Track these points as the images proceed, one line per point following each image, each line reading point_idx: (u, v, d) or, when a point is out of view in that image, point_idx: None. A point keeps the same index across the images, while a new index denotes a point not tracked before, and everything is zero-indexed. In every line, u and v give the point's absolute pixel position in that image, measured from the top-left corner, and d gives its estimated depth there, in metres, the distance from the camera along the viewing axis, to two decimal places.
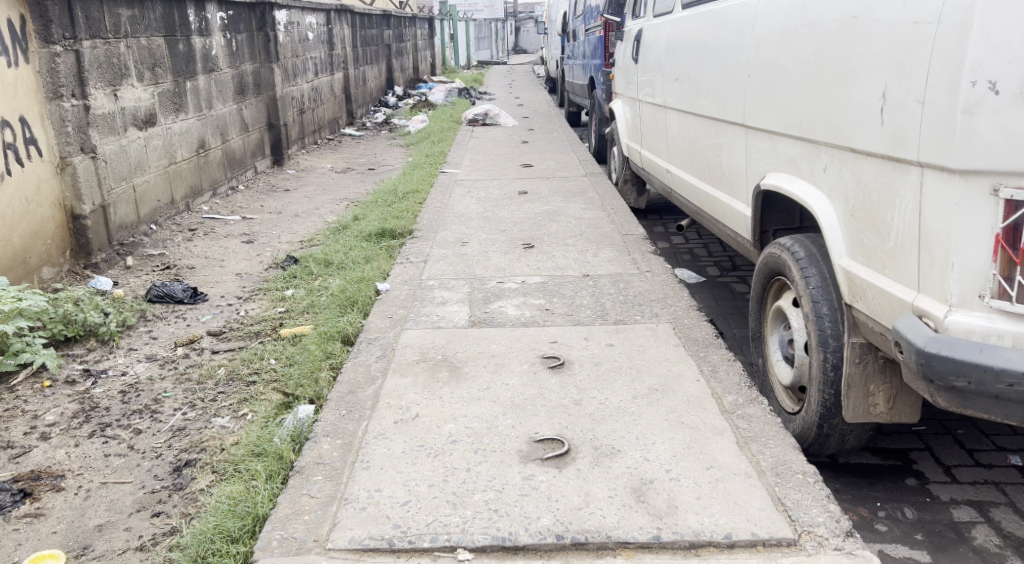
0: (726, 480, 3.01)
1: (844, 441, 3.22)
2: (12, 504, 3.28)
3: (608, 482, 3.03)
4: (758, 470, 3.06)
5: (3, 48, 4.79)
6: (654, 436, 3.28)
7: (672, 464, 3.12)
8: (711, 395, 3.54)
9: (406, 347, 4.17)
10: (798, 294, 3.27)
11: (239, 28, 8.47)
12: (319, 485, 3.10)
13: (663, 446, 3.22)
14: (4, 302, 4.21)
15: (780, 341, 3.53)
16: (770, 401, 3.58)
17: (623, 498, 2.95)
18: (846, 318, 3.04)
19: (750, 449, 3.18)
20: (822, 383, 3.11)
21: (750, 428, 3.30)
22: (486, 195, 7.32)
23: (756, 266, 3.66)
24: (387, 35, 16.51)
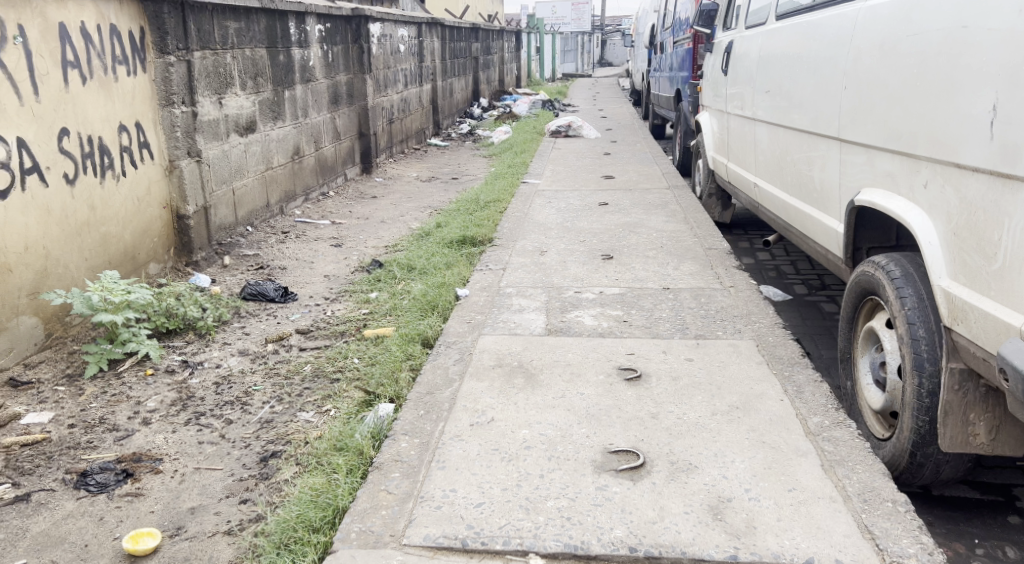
0: (810, 503, 2.96)
1: (938, 471, 3.11)
2: (115, 483, 3.44)
3: (686, 498, 3.00)
4: (844, 496, 2.99)
5: (123, 58, 5.06)
6: (734, 454, 3.24)
7: (752, 483, 3.07)
8: (796, 416, 3.47)
9: (483, 352, 4.21)
10: (892, 315, 3.19)
11: (335, 40, 8.69)
12: (396, 482, 3.15)
13: (744, 465, 3.17)
14: (115, 295, 4.40)
15: (872, 363, 3.44)
16: (858, 425, 3.49)
17: (699, 515, 2.92)
18: (945, 342, 2.94)
19: (836, 473, 3.11)
20: (916, 410, 3.03)
21: (836, 452, 3.23)
22: (567, 206, 7.34)
23: (848, 284, 3.58)
24: (475, 47, 16.72)
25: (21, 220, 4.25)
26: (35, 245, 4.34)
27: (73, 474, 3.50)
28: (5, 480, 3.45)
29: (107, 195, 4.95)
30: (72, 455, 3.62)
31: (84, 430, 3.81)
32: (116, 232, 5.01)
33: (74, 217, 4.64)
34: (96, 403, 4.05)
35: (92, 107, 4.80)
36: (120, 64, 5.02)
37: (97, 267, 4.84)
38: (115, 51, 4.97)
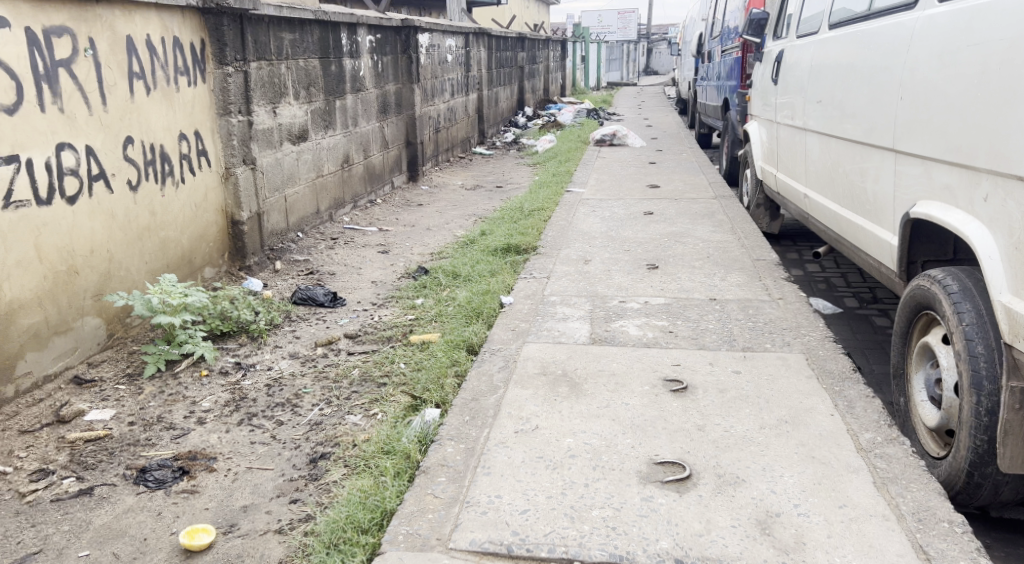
0: (862, 521, 2.93)
1: (996, 492, 3.07)
2: (172, 480, 3.53)
3: (732, 511, 3.00)
4: (897, 514, 2.96)
5: (184, 69, 5.21)
6: (782, 468, 3.22)
7: (801, 499, 3.05)
8: (847, 431, 3.44)
9: (527, 359, 4.24)
10: (949, 331, 3.15)
11: (385, 50, 8.80)
12: (442, 486, 3.19)
13: (793, 480, 3.15)
14: (173, 297, 4.52)
15: (927, 380, 3.40)
16: (912, 443, 3.44)
17: (747, 529, 2.91)
18: (1006, 360, 2.91)
19: (889, 491, 3.08)
20: (974, 428, 2.99)
21: (889, 469, 3.19)
22: (611, 215, 7.34)
23: (903, 298, 3.54)
24: (521, 57, 16.79)
25: (88, 225, 4.42)
26: (100, 248, 4.51)
27: (133, 470, 3.60)
28: (69, 473, 3.58)
29: (167, 201, 5.09)
30: (131, 452, 3.73)
31: (143, 427, 3.92)
32: (174, 236, 5.15)
33: (136, 222, 4.80)
34: (154, 402, 4.15)
35: (155, 116, 4.96)
36: (181, 74, 5.17)
37: (156, 270, 4.99)
38: (177, 62, 5.12)
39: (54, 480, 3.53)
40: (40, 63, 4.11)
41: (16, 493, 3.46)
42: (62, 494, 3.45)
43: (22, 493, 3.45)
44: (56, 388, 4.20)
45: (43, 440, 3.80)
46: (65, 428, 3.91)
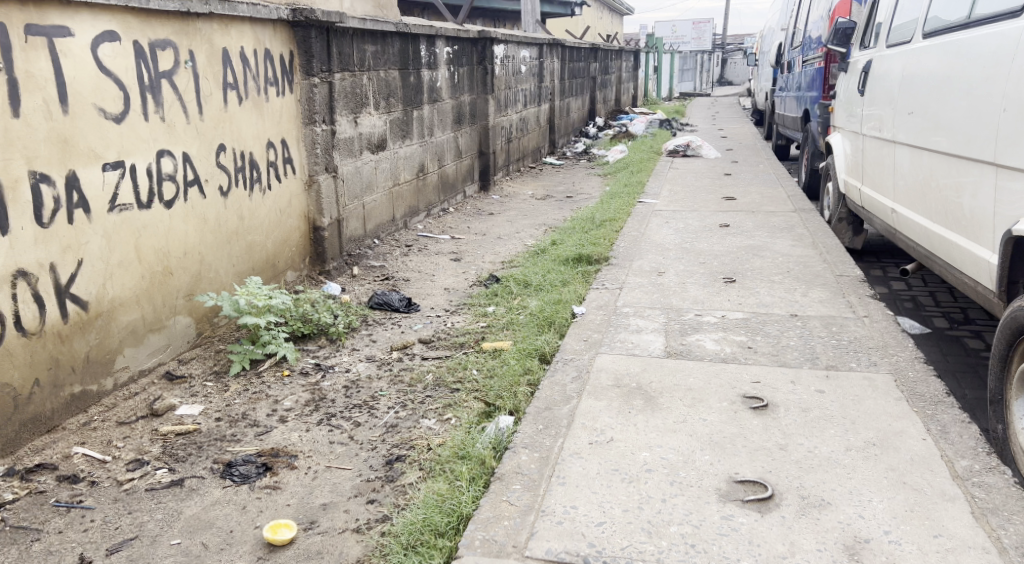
0: (958, 552, 2.84)
1: None
2: (256, 475, 3.67)
3: (817, 534, 2.94)
4: (998, 547, 2.86)
5: (274, 79, 5.36)
6: (871, 492, 3.14)
7: (892, 526, 2.97)
8: (941, 458, 3.34)
9: (601, 370, 4.23)
10: None
11: (462, 61, 8.89)
12: (518, 494, 3.23)
13: (882, 505, 3.07)
14: (259, 299, 4.68)
15: None
16: (1011, 472, 3.31)
17: (834, 553, 2.85)
18: None
19: (988, 522, 2.97)
20: None
21: (987, 499, 3.08)
22: (686, 226, 7.28)
23: (1003, 320, 3.43)
24: (593, 67, 16.78)
25: (182, 227, 4.59)
26: (193, 250, 4.68)
27: (220, 464, 3.76)
28: (161, 464, 3.76)
29: (255, 206, 5.25)
30: (219, 446, 3.89)
31: (229, 423, 4.08)
32: (260, 241, 5.31)
33: (225, 226, 4.95)
34: (239, 399, 4.31)
35: (246, 125, 5.12)
36: (271, 85, 5.32)
37: (242, 272, 5.15)
38: (267, 73, 5.28)
39: (148, 470, 3.71)
40: (145, 75, 4.29)
41: (113, 480, 3.64)
42: (155, 484, 3.63)
43: (120, 481, 3.63)
44: (151, 382, 4.39)
45: (138, 432, 3.99)
46: (157, 421, 4.09)
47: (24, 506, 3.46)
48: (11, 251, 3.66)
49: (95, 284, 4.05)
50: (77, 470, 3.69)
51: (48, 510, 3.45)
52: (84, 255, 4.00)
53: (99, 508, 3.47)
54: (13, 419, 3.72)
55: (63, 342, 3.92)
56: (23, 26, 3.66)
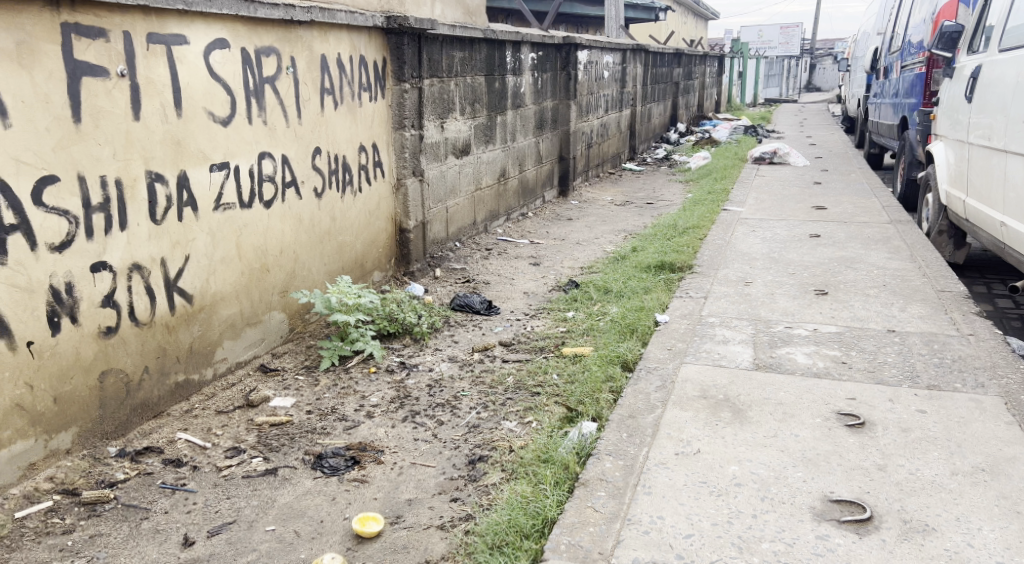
0: None
1: None
2: (344, 468, 3.76)
3: (921, 561, 2.83)
4: None
5: (367, 85, 5.46)
6: (980, 520, 3.01)
7: (1004, 556, 2.84)
8: None
9: (686, 381, 4.16)
10: None
11: (546, 67, 8.90)
12: (603, 501, 3.24)
13: (993, 534, 2.94)
14: (348, 297, 4.78)
15: None
16: None
17: None
18: None
19: None
20: None
21: None
22: (773, 235, 7.13)
23: None
24: (676, 73, 16.59)
25: (280, 227, 4.71)
26: (288, 249, 4.80)
27: (311, 456, 3.86)
28: (257, 453, 3.87)
29: (347, 208, 5.35)
30: (310, 438, 3.99)
31: (319, 417, 4.18)
32: (351, 241, 5.42)
33: (319, 226, 5.06)
34: (328, 393, 4.41)
35: (341, 130, 5.22)
36: (365, 90, 5.42)
37: (333, 271, 5.26)
38: (361, 79, 5.38)
39: (245, 458, 3.83)
40: (251, 80, 4.41)
41: (213, 466, 3.77)
42: (252, 471, 3.74)
43: (219, 467, 3.76)
44: (247, 374, 4.55)
45: (235, 421, 4.13)
46: (253, 411, 4.22)
47: (133, 486, 3.61)
48: (128, 246, 3.82)
49: (199, 279, 4.21)
50: (180, 455, 3.84)
51: (155, 491, 3.60)
52: (191, 251, 4.15)
53: (201, 492, 3.60)
54: (125, 403, 3.89)
55: (169, 333, 4.09)
56: (145, 34, 3.81)
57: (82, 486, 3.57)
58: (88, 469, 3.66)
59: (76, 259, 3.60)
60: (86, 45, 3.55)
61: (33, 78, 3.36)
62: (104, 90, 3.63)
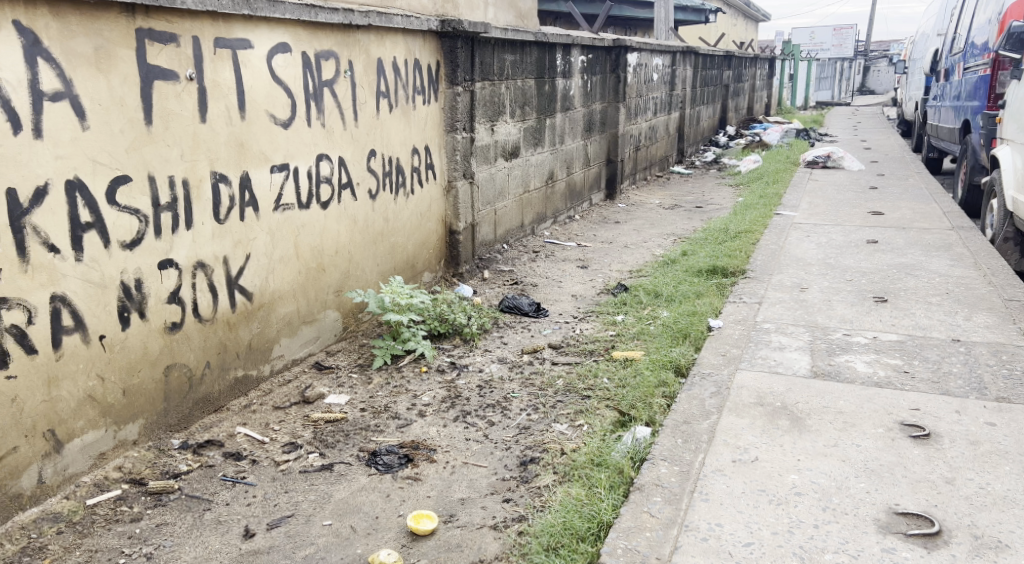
0: None
1: None
2: (398, 466, 3.79)
3: None
4: None
5: (421, 88, 5.50)
6: None
7: None
8: None
9: (742, 388, 4.12)
10: None
11: (595, 70, 8.87)
12: (659, 506, 3.22)
13: None
14: (401, 298, 4.83)
15: None
16: None
17: None
18: None
19: None
20: None
21: None
22: (829, 241, 7.02)
23: None
24: (726, 75, 16.44)
25: (336, 227, 4.77)
26: (344, 249, 4.86)
27: (366, 452, 3.90)
28: (313, 449, 3.92)
29: (400, 208, 5.39)
30: (364, 436, 4.03)
31: (373, 414, 4.23)
32: (403, 242, 5.47)
33: (373, 227, 5.11)
34: (381, 392, 4.45)
35: (396, 132, 5.26)
36: (418, 93, 5.46)
37: (386, 272, 5.31)
38: (416, 82, 5.42)
39: (302, 453, 3.89)
40: (311, 84, 4.47)
41: (271, 460, 3.83)
42: (309, 467, 3.79)
43: (277, 461, 3.82)
44: (302, 370, 4.61)
45: (292, 417, 4.19)
46: (309, 408, 4.28)
47: (196, 478, 3.69)
48: (193, 244, 3.90)
49: (259, 278, 4.28)
50: (239, 448, 3.90)
51: (217, 483, 3.67)
52: (252, 250, 4.22)
53: (260, 485, 3.66)
54: (188, 397, 3.97)
55: (230, 330, 4.16)
56: (213, 39, 3.88)
57: (148, 476, 3.65)
58: (153, 460, 3.75)
59: (145, 257, 3.68)
60: (159, 50, 3.64)
61: (109, 81, 3.44)
62: (173, 93, 3.71)
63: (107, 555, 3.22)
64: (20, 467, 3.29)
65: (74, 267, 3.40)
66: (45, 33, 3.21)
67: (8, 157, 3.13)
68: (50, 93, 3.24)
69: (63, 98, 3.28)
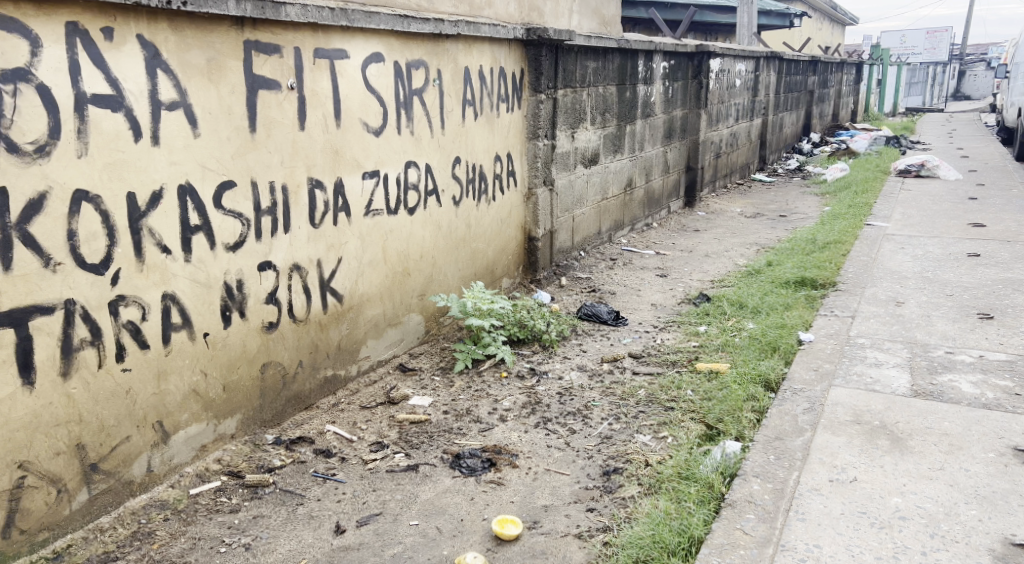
0: None
1: None
2: (481, 469, 3.80)
3: None
4: None
5: (505, 96, 5.52)
6: None
7: None
8: None
9: (837, 405, 3.99)
10: None
11: (677, 76, 8.76)
12: (752, 523, 3.15)
13: None
14: (483, 303, 4.84)
15: None
16: None
17: None
18: None
19: None
20: None
21: None
22: (926, 253, 6.78)
23: None
24: (811, 81, 16.07)
25: (422, 232, 4.82)
26: (428, 254, 4.90)
27: (449, 455, 3.92)
28: (399, 449, 3.96)
29: (482, 214, 5.41)
30: (447, 438, 4.05)
31: (455, 417, 4.24)
32: (483, 248, 5.48)
33: (456, 233, 5.14)
34: (462, 396, 4.46)
35: (480, 139, 5.29)
36: (502, 101, 5.48)
37: (467, 277, 5.34)
38: (500, 90, 5.44)
39: (388, 453, 3.92)
40: (401, 92, 4.51)
41: (359, 459, 3.88)
42: (395, 466, 3.83)
43: (365, 460, 3.87)
44: (387, 372, 4.66)
45: (378, 417, 4.23)
46: (394, 408, 4.32)
47: (289, 473, 3.76)
48: (290, 247, 3.98)
49: (349, 281, 4.34)
50: (329, 446, 3.96)
51: (308, 478, 3.73)
52: (344, 253, 4.28)
53: (349, 482, 3.71)
54: (281, 394, 4.06)
55: (322, 331, 4.23)
56: (312, 49, 3.96)
57: (245, 470, 3.74)
58: (250, 454, 3.84)
59: (247, 259, 3.77)
60: (264, 61, 3.73)
61: (220, 91, 3.55)
62: (275, 103, 3.79)
63: (209, 544, 3.31)
64: (131, 456, 3.40)
65: (183, 268, 3.51)
66: (164, 45, 3.33)
67: (128, 163, 3.25)
68: (167, 103, 3.35)
69: (179, 107, 3.39)
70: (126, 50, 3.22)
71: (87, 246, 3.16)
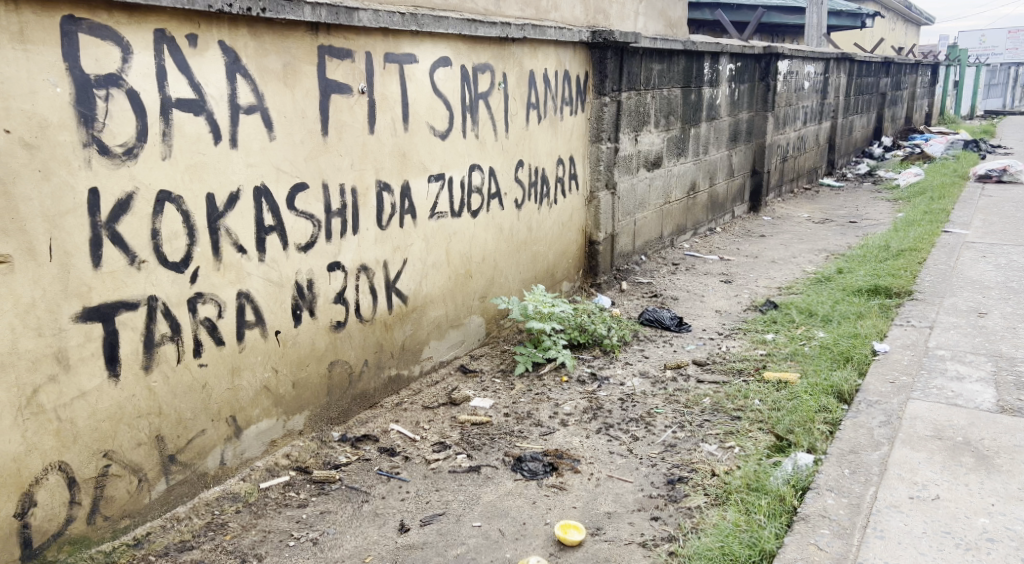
0: None
1: None
2: (543, 473, 3.76)
3: None
4: None
5: (569, 98, 5.47)
6: None
7: None
8: None
9: (915, 419, 3.85)
10: None
11: (743, 78, 8.60)
12: (827, 539, 3.05)
13: None
14: (545, 306, 4.80)
15: None
16: None
17: None
18: None
19: None
20: None
21: None
22: (1009, 262, 6.53)
23: None
24: (884, 83, 15.65)
25: (484, 235, 4.80)
26: (490, 257, 4.88)
27: (511, 457, 3.89)
28: (461, 450, 3.94)
29: (543, 218, 5.38)
30: (509, 440, 4.02)
31: (516, 420, 4.21)
32: (544, 251, 5.45)
33: (517, 236, 5.12)
34: (524, 398, 4.43)
35: (544, 142, 5.26)
36: (567, 103, 5.44)
37: (527, 280, 5.31)
38: (565, 93, 5.40)
39: (450, 453, 3.91)
40: (468, 96, 4.51)
41: (422, 459, 3.87)
42: (457, 467, 3.81)
43: (428, 460, 3.86)
44: (448, 373, 4.66)
45: (440, 417, 4.23)
46: (456, 409, 4.31)
47: (354, 470, 3.78)
48: (359, 247, 4.00)
49: (414, 282, 4.35)
50: (393, 445, 3.97)
51: (373, 476, 3.74)
52: (409, 254, 4.29)
53: (413, 481, 3.71)
54: (347, 392, 4.08)
55: (387, 331, 4.25)
56: (383, 54, 3.98)
57: (312, 465, 3.77)
58: (317, 450, 3.87)
59: (317, 259, 3.80)
60: (336, 65, 3.75)
61: (295, 95, 3.58)
62: (347, 106, 3.82)
63: (279, 537, 3.33)
64: (206, 449, 3.45)
65: (258, 267, 3.55)
66: (244, 50, 3.37)
67: (209, 165, 3.30)
68: (246, 106, 3.40)
69: (256, 111, 3.43)
70: (208, 55, 3.27)
71: (168, 245, 3.21)
